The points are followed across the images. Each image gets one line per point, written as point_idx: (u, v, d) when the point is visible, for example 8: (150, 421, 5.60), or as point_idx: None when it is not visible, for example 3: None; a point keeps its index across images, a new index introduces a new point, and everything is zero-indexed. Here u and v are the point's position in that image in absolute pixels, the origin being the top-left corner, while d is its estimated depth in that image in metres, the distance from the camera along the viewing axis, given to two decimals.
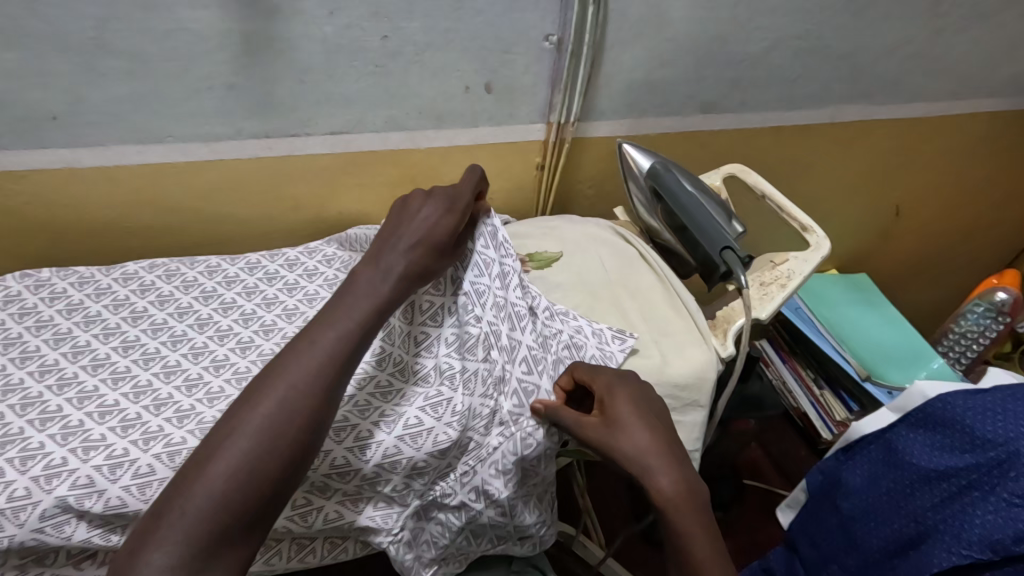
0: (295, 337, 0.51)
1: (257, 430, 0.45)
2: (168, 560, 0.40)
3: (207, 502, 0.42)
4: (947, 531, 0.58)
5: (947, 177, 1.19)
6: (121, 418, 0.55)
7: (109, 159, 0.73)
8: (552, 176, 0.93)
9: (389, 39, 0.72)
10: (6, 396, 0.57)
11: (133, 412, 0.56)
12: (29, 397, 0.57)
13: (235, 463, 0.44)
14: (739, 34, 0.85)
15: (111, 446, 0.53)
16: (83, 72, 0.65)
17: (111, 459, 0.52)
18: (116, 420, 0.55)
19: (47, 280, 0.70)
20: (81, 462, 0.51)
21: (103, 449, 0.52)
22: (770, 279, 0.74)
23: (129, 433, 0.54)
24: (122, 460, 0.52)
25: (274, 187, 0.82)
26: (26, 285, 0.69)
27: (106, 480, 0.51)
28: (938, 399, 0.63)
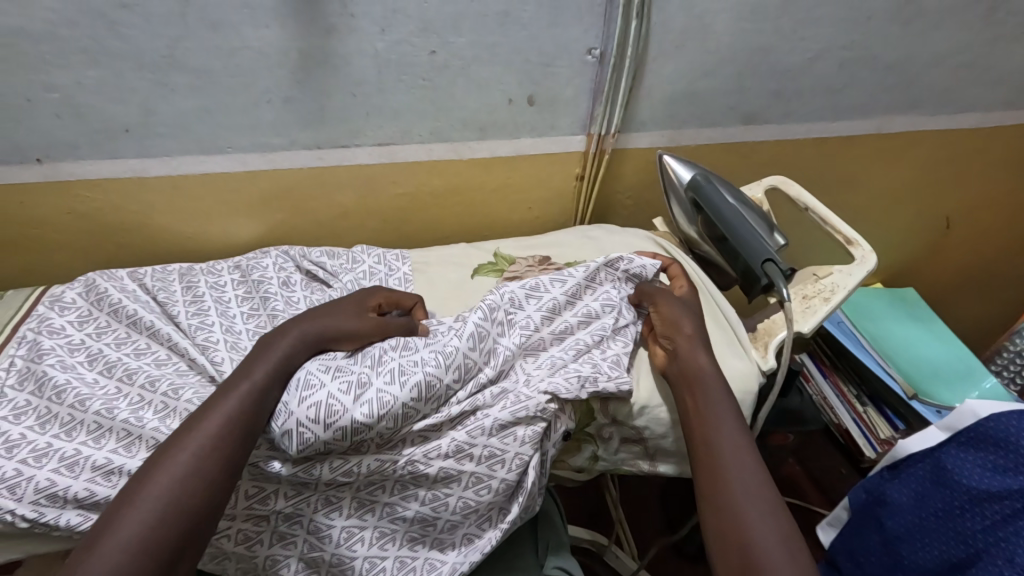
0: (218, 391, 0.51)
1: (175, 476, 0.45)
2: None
3: (125, 553, 0.41)
4: (999, 554, 0.55)
5: (999, 191, 1.15)
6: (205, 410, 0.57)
7: (174, 169, 0.78)
8: (591, 187, 0.94)
9: (437, 53, 0.75)
10: (80, 396, 0.56)
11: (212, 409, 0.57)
12: (107, 394, 0.57)
13: (145, 525, 0.42)
14: (784, 45, 0.85)
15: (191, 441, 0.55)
16: (156, 89, 0.70)
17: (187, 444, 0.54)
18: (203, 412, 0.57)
19: (116, 276, 0.71)
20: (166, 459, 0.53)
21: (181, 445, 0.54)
22: (813, 293, 0.73)
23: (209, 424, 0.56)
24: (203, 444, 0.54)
25: (323, 196, 0.85)
26: (100, 277, 0.70)
27: None
28: (987, 418, 0.60)
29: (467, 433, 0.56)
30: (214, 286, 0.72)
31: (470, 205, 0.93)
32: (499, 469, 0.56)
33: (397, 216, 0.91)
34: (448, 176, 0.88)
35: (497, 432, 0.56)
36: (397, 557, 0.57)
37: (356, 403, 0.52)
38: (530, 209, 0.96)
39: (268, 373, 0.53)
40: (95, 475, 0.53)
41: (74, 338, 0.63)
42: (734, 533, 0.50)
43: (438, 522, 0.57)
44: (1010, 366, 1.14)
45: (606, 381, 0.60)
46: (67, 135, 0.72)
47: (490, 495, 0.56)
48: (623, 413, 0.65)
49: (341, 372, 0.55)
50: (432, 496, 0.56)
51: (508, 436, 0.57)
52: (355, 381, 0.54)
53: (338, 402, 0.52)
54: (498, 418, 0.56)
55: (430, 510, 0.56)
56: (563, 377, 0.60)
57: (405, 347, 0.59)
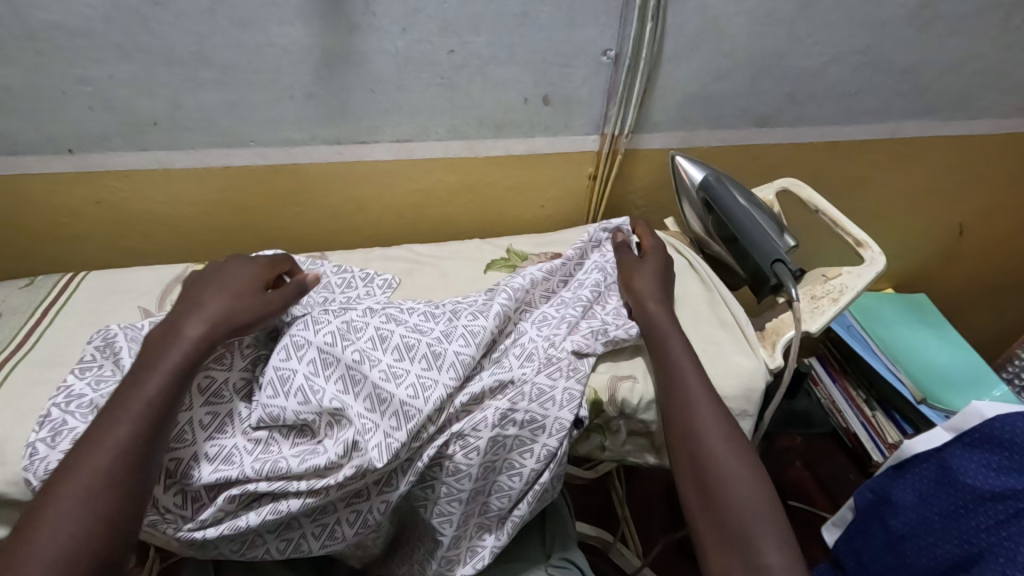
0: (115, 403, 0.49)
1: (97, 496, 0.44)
2: None
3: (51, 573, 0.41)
4: (1004, 552, 0.55)
5: (1013, 197, 1.14)
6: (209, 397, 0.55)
7: (199, 161, 0.80)
8: (604, 186, 0.95)
9: (456, 53, 0.76)
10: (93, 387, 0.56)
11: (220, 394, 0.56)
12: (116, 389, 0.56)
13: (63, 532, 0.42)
14: (797, 49, 0.85)
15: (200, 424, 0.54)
16: (184, 83, 0.73)
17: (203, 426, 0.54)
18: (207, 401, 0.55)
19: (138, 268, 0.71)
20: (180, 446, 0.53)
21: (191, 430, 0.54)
22: (821, 293, 0.74)
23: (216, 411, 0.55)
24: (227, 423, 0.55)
25: (343, 189, 0.87)
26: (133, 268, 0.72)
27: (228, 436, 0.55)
28: (994, 419, 0.60)
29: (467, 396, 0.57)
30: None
31: (484, 203, 0.94)
32: (540, 434, 0.59)
33: (414, 212, 0.93)
34: (464, 173, 0.90)
35: (538, 400, 0.59)
36: (455, 536, 0.59)
37: (332, 446, 0.53)
38: (542, 207, 0.97)
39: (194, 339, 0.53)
40: None
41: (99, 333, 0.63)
42: (697, 463, 0.55)
43: (488, 490, 0.59)
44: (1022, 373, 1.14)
45: (620, 330, 0.66)
46: (99, 128, 0.75)
47: (532, 461, 0.59)
48: (631, 407, 0.65)
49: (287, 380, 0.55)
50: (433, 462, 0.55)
51: (511, 391, 0.59)
52: (307, 388, 0.55)
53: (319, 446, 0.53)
54: (533, 387, 0.59)
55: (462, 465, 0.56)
56: (580, 334, 0.65)
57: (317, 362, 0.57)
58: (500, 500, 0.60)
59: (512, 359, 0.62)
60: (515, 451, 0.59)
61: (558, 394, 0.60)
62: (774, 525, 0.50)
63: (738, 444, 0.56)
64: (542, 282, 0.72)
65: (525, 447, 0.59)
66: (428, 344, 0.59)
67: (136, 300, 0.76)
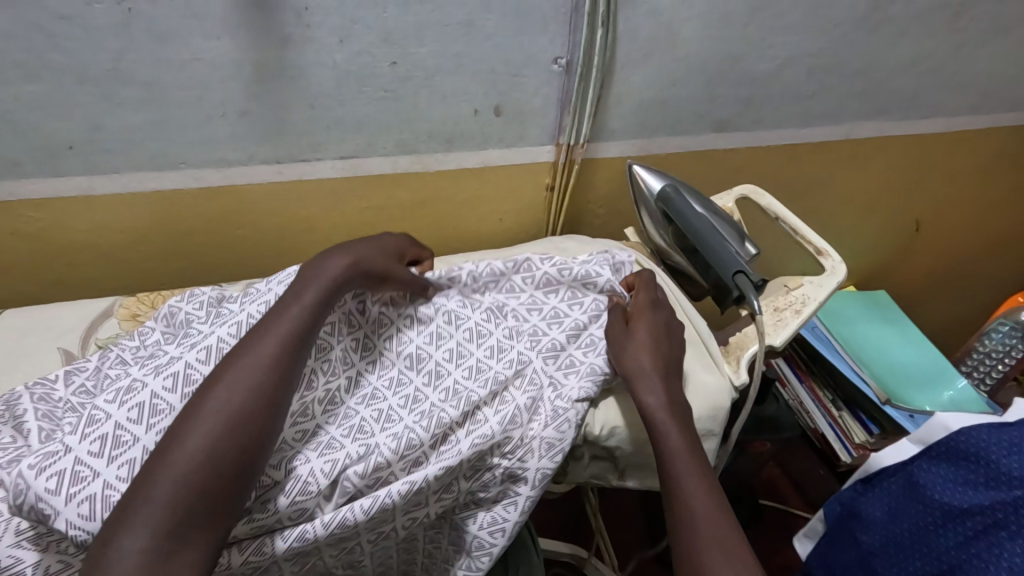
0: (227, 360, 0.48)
1: (209, 436, 0.44)
2: (136, 545, 0.39)
3: (165, 510, 0.40)
4: (975, 571, 0.52)
5: (965, 193, 1.16)
6: (105, 439, 0.49)
7: (124, 186, 0.74)
8: (561, 198, 0.92)
9: (398, 64, 0.72)
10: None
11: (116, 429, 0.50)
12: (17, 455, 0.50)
13: (208, 438, 0.43)
14: (751, 53, 0.84)
15: (92, 474, 0.47)
16: (100, 102, 0.67)
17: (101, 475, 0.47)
18: (101, 443, 0.49)
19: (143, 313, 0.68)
20: (62, 503, 0.45)
21: (85, 478, 0.47)
22: (784, 305, 0.72)
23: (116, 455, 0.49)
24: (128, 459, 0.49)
25: (287, 210, 0.83)
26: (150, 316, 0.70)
27: (100, 464, 0.48)
28: (959, 432, 0.56)
29: (378, 424, 0.56)
30: (173, 325, 0.65)
31: (439, 218, 0.91)
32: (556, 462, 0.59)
33: (364, 230, 0.89)
34: (415, 188, 0.86)
35: (543, 432, 0.60)
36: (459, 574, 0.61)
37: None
38: (501, 220, 0.94)
39: (318, 296, 0.54)
40: (20, 538, 0.47)
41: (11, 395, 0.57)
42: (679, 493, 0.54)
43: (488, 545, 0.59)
44: (979, 367, 1.17)
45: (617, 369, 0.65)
46: (7, 153, 0.68)
47: (516, 514, 0.59)
48: (593, 434, 0.63)
49: None
50: (346, 428, 0.55)
51: (456, 397, 0.59)
52: (182, 376, 0.54)
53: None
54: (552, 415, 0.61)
55: (390, 454, 0.54)
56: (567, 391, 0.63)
57: (233, 324, 0.59)
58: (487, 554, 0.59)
59: (471, 423, 0.58)
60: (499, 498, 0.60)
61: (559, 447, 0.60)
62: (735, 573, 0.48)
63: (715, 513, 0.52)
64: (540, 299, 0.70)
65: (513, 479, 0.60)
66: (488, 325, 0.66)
67: (57, 341, 0.70)
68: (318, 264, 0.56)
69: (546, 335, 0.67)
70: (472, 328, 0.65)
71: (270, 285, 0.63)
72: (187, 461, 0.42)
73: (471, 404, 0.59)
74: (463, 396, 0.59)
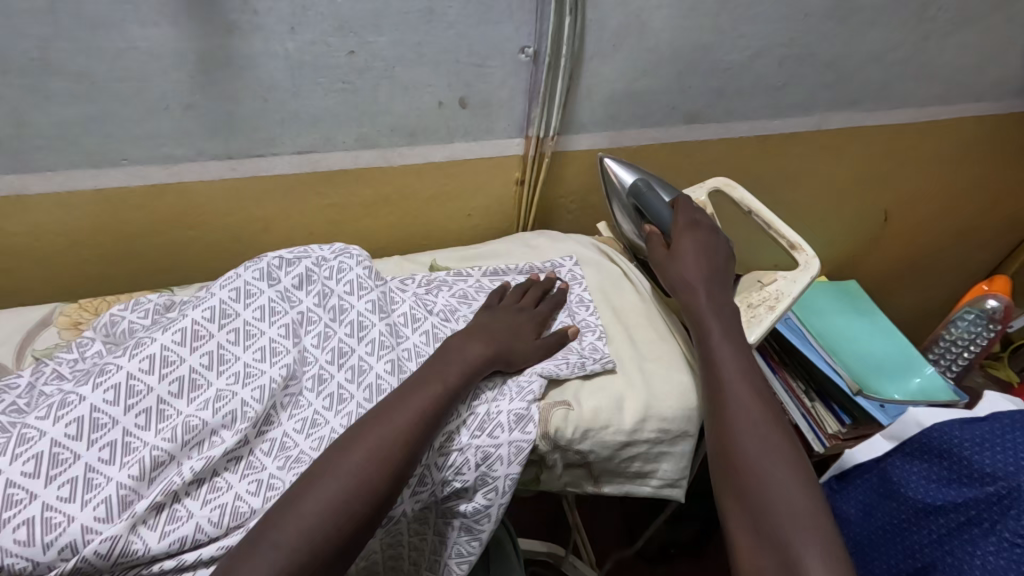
0: (363, 420, 0.50)
1: (334, 495, 0.44)
2: None
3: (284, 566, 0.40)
4: (948, 570, 0.51)
5: (932, 182, 1.17)
6: (39, 461, 0.45)
7: (60, 185, 0.69)
8: (532, 192, 0.90)
9: (356, 54, 0.68)
10: None
11: (51, 449, 0.46)
12: None
13: (324, 504, 0.44)
14: (723, 42, 0.82)
15: (28, 502, 0.44)
16: (28, 95, 0.61)
17: (35, 505, 0.44)
18: (34, 466, 0.45)
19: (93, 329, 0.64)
20: None
21: (19, 508, 0.43)
22: (758, 301, 0.71)
23: (53, 481, 0.45)
24: (65, 479, 0.45)
25: (243, 209, 0.78)
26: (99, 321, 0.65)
27: (37, 488, 0.44)
28: (930, 429, 0.55)
29: (334, 410, 0.56)
30: (114, 335, 0.63)
31: (406, 215, 0.87)
32: (499, 466, 0.57)
33: (327, 228, 0.85)
34: (380, 185, 0.82)
35: (490, 429, 0.58)
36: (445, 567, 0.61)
37: (155, 436, 0.49)
38: (469, 216, 0.91)
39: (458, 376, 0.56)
40: None
41: None
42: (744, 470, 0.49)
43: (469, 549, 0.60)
44: (946, 354, 1.18)
45: (594, 365, 0.65)
46: None
47: (490, 525, 0.58)
48: (566, 438, 0.61)
49: (169, 366, 0.51)
50: (272, 443, 0.53)
51: None
52: (124, 389, 0.49)
53: (172, 407, 0.51)
54: (499, 418, 0.59)
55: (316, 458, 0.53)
56: (523, 376, 0.63)
57: (178, 331, 0.53)
58: (470, 545, 0.60)
59: None
60: (470, 499, 0.58)
61: (508, 443, 0.58)
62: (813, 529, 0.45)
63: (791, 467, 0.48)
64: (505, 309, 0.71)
65: (471, 488, 0.57)
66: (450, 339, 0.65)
67: None
68: (461, 347, 0.60)
69: None
70: (427, 330, 0.66)
71: (213, 289, 0.58)
72: (309, 527, 0.43)
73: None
74: None
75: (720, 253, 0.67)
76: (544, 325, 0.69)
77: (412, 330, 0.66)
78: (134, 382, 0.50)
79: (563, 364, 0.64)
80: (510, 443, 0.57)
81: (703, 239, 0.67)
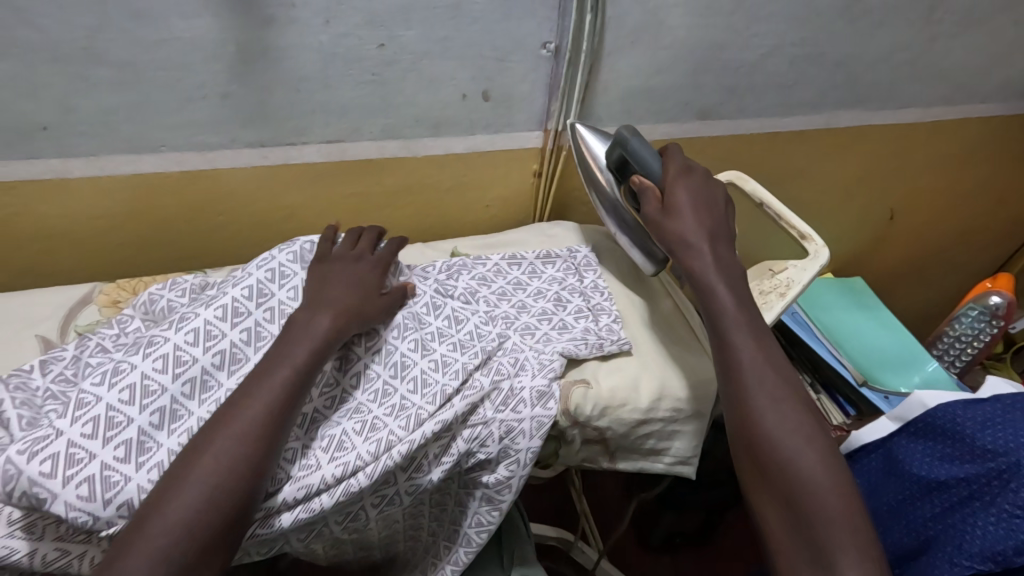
0: (228, 403, 0.50)
1: (215, 478, 0.45)
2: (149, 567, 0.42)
3: (166, 545, 0.43)
4: (949, 540, 0.53)
5: (938, 181, 1.19)
6: (95, 421, 0.48)
7: (100, 169, 0.72)
8: (548, 184, 0.93)
9: (386, 47, 0.71)
10: None
11: (106, 411, 0.49)
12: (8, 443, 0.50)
13: (209, 484, 0.45)
14: (737, 41, 0.85)
15: (86, 459, 0.47)
16: (75, 82, 0.64)
17: (92, 462, 0.47)
18: (91, 425, 0.48)
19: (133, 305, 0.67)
20: (59, 488, 0.45)
21: (79, 466, 0.46)
22: (770, 288, 0.74)
23: (109, 441, 0.48)
24: (119, 440, 0.48)
25: (271, 196, 0.81)
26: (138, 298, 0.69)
27: (94, 446, 0.48)
28: (934, 410, 0.58)
29: (377, 403, 0.59)
30: (154, 312, 0.65)
31: (426, 204, 0.90)
32: (521, 440, 0.60)
33: (350, 216, 0.88)
34: (403, 175, 0.85)
35: (513, 405, 0.61)
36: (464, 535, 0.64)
37: (200, 407, 0.53)
38: (487, 207, 0.94)
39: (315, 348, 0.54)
40: (12, 529, 0.48)
41: None
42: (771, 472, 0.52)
43: (487, 518, 0.63)
44: (950, 350, 1.20)
45: (611, 345, 0.68)
46: None
47: (510, 495, 0.62)
48: (585, 414, 0.64)
49: (213, 339, 0.54)
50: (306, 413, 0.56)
51: (430, 391, 0.59)
52: (172, 358, 0.52)
53: (214, 378, 0.54)
54: (523, 395, 0.61)
55: (355, 436, 0.56)
56: (544, 353, 0.66)
57: (218, 307, 0.56)
58: (490, 514, 0.63)
59: (468, 390, 0.60)
60: (492, 471, 0.61)
61: (529, 417, 0.61)
62: (858, 540, 0.48)
63: (845, 491, 0.50)
64: (524, 292, 0.74)
65: (495, 462, 0.61)
66: (477, 323, 0.67)
67: (33, 329, 0.68)
68: (308, 319, 0.56)
69: (538, 329, 0.69)
70: (450, 313, 0.67)
71: (250, 268, 0.60)
72: (184, 513, 0.44)
73: (466, 372, 0.61)
74: (436, 388, 0.59)
75: (712, 207, 0.67)
76: (563, 308, 0.72)
77: (436, 317, 0.66)
78: (181, 353, 0.53)
79: (582, 344, 0.67)
80: (530, 417, 0.60)
81: (696, 191, 0.67)
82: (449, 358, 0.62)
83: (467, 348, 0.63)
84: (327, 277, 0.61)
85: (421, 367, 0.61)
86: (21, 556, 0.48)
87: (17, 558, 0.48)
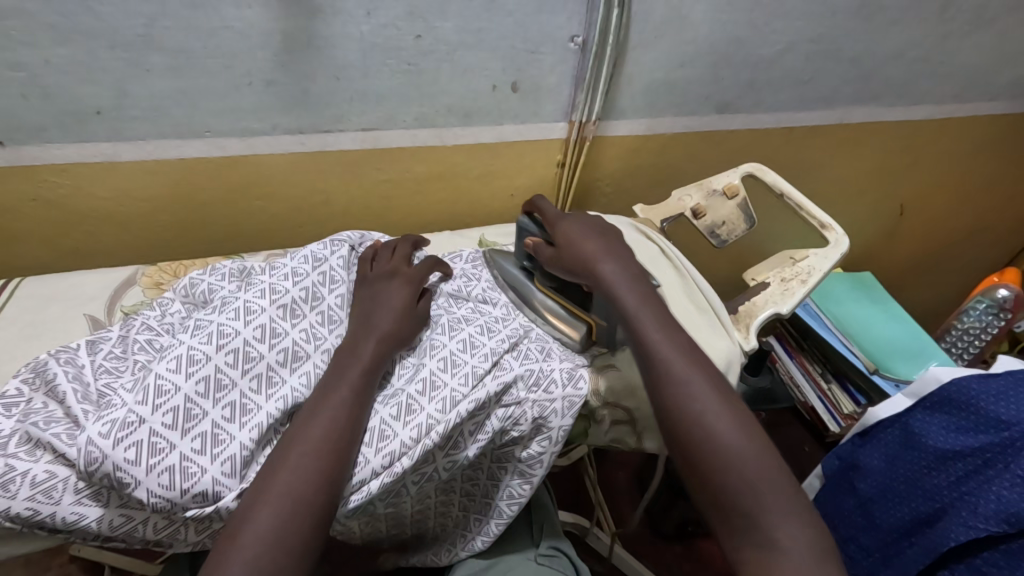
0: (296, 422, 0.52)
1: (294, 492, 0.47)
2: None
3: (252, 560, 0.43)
4: (965, 505, 0.56)
5: (947, 179, 1.22)
6: (174, 413, 0.51)
7: (147, 153, 0.75)
8: (571, 174, 0.96)
9: (423, 38, 0.74)
10: (53, 427, 0.51)
11: (184, 404, 0.52)
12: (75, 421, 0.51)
13: (290, 497, 0.47)
14: (756, 37, 0.88)
15: (167, 452, 0.50)
16: (130, 69, 0.68)
17: (171, 454, 0.50)
18: (170, 417, 0.51)
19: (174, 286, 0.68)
20: (143, 475, 0.49)
21: (162, 456, 0.50)
22: (790, 275, 0.77)
23: (187, 433, 0.51)
24: (196, 431, 0.52)
25: (308, 181, 0.85)
26: None
27: (174, 438, 0.51)
28: (950, 382, 0.61)
29: (406, 379, 0.61)
30: (194, 296, 0.65)
31: (454, 192, 0.93)
32: (554, 425, 0.63)
33: (380, 203, 0.91)
34: (433, 162, 0.88)
35: (546, 388, 0.63)
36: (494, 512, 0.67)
37: (268, 401, 0.55)
38: (512, 196, 0.97)
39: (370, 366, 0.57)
40: (81, 496, 0.50)
41: (40, 359, 0.56)
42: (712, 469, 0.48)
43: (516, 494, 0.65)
44: (958, 343, 1.23)
45: None
46: (34, 117, 0.68)
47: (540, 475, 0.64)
48: (613, 395, 0.67)
49: (275, 337, 0.58)
50: None
51: (461, 371, 0.61)
52: (241, 353, 0.56)
53: (278, 374, 0.57)
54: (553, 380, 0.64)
55: (393, 420, 0.57)
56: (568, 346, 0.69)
57: (280, 306, 0.60)
58: (520, 488, 0.65)
59: (498, 371, 0.63)
60: (524, 450, 0.64)
61: (562, 403, 0.63)
62: (794, 518, 0.45)
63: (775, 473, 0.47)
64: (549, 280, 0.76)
65: (527, 441, 0.63)
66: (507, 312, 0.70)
67: (81, 308, 0.71)
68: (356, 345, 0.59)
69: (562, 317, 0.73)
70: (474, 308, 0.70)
71: (304, 269, 0.64)
72: (268, 528, 0.45)
73: (495, 355, 0.63)
74: (466, 368, 0.61)
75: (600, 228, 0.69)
76: None
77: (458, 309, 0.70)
78: (248, 351, 0.56)
79: None
80: (564, 403, 0.63)
81: (580, 220, 0.70)
82: (480, 342, 0.64)
83: (494, 333, 0.66)
84: (375, 300, 0.64)
85: (449, 350, 0.63)
86: (89, 522, 0.50)
87: (86, 523, 0.50)
